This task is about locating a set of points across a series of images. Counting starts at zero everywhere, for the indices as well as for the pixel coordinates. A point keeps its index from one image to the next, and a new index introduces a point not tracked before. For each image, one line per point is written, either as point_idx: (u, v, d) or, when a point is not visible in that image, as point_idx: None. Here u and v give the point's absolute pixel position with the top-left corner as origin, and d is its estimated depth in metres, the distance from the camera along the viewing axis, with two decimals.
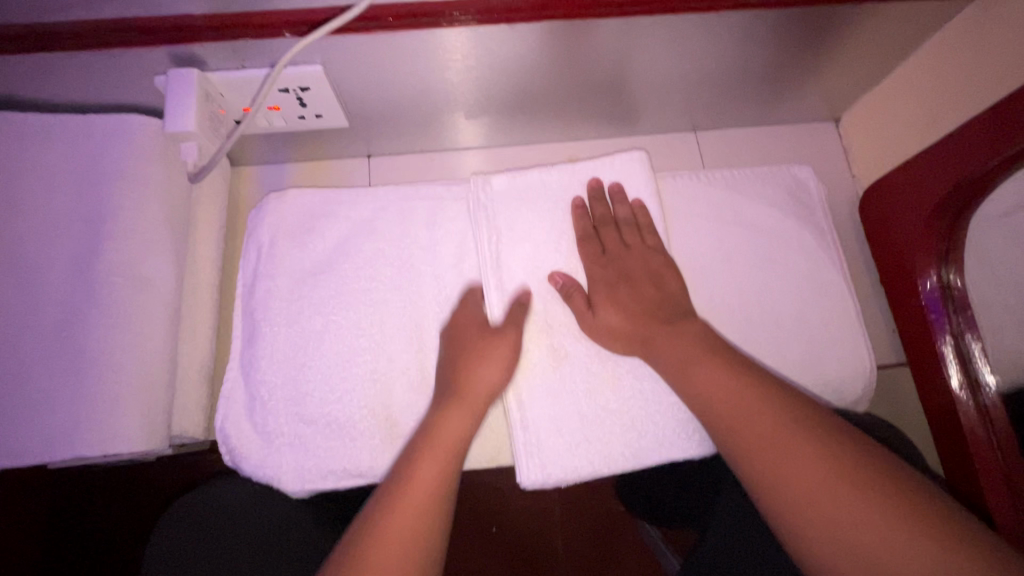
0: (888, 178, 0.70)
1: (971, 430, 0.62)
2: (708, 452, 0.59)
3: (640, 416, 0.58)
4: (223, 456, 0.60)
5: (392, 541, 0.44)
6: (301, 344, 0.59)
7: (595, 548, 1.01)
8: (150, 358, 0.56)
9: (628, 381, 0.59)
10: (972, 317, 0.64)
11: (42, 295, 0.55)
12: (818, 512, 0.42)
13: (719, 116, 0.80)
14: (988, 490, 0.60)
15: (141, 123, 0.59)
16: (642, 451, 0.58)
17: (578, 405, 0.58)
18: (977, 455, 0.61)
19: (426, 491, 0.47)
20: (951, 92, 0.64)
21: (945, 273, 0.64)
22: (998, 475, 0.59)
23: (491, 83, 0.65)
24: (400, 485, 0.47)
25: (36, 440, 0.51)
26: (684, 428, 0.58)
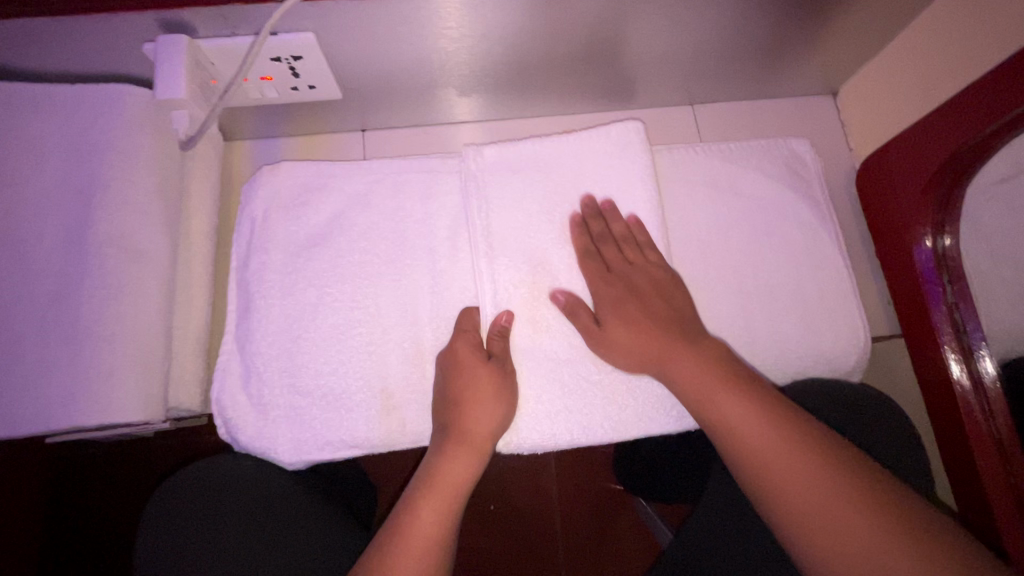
0: (887, 150, 0.69)
1: (965, 400, 0.63)
2: (686, 428, 0.59)
3: (621, 390, 0.59)
4: (219, 430, 0.60)
5: (416, 531, 0.50)
6: (297, 317, 0.59)
7: (589, 522, 1.02)
8: (145, 329, 0.56)
9: None
10: (966, 288, 0.63)
11: (35, 267, 0.54)
12: (787, 492, 0.46)
13: (717, 89, 0.79)
14: (979, 454, 0.62)
15: (132, 93, 0.58)
16: (622, 423, 0.59)
17: (563, 377, 0.59)
18: (971, 426, 0.63)
19: (450, 487, 0.53)
20: (949, 62, 0.64)
21: (941, 241, 0.64)
22: (991, 441, 0.61)
23: (487, 54, 0.64)
24: (427, 482, 0.53)
25: (33, 410, 0.51)
26: (663, 403, 0.59)
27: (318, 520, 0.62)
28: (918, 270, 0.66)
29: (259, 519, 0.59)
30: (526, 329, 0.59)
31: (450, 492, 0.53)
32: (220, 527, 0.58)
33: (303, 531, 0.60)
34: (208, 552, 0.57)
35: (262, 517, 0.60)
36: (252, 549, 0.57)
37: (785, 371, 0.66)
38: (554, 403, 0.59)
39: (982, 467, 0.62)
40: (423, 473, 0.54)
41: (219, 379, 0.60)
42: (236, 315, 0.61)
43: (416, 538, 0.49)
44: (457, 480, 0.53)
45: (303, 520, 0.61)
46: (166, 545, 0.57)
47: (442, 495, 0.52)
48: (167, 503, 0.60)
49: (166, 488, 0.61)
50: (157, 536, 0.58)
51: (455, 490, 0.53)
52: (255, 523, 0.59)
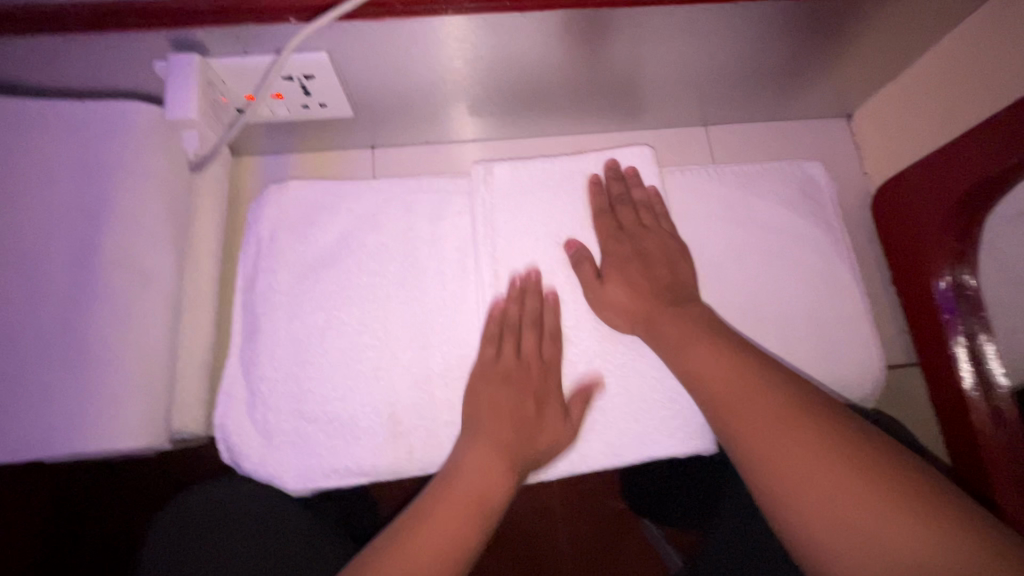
0: (905, 175, 0.68)
1: (984, 432, 0.61)
2: (691, 449, 0.58)
3: (620, 412, 0.58)
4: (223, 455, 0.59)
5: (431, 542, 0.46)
6: (303, 342, 0.58)
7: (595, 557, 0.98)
8: (149, 351, 0.55)
9: (614, 379, 0.58)
10: (986, 320, 0.62)
11: (40, 289, 0.53)
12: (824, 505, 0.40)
13: (731, 110, 0.78)
14: (999, 489, 0.59)
15: (141, 112, 0.57)
16: (622, 448, 0.58)
17: (565, 401, 0.57)
18: (990, 460, 0.60)
19: (470, 496, 0.49)
20: (966, 88, 0.63)
21: (960, 274, 0.63)
22: (1011, 475, 0.58)
23: (497, 74, 0.63)
24: (445, 489, 0.49)
25: (34, 435, 0.50)
26: (667, 423, 0.58)
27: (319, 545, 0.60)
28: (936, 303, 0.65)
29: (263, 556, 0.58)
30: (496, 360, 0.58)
31: (470, 504, 0.48)
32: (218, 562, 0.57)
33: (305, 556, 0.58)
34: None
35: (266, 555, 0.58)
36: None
37: None
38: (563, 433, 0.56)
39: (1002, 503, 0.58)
40: (435, 497, 0.49)
41: (223, 402, 0.58)
42: (241, 338, 0.60)
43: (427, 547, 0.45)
44: (477, 489, 0.49)
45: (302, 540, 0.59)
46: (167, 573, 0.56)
47: (459, 507, 0.48)
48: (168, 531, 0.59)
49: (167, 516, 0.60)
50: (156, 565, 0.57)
51: (475, 499, 0.49)
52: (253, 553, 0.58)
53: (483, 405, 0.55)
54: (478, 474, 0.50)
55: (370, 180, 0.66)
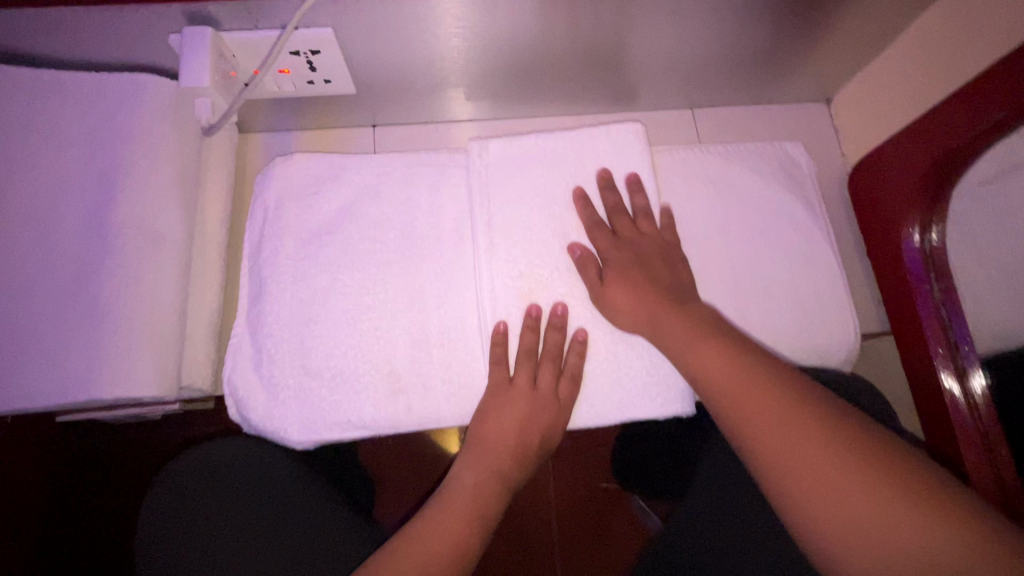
0: (879, 152, 0.72)
1: (952, 397, 0.65)
2: (670, 413, 0.61)
3: (604, 377, 0.61)
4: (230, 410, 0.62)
5: (429, 544, 0.52)
6: (307, 304, 0.61)
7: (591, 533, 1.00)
8: (161, 309, 0.57)
9: (603, 345, 0.61)
10: (950, 281, 0.66)
11: (56, 248, 0.55)
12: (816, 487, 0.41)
13: (716, 94, 0.82)
14: (966, 449, 0.63)
15: (154, 84, 0.59)
16: (605, 408, 0.61)
17: (556, 364, 0.59)
18: (958, 425, 0.65)
19: (466, 503, 0.55)
20: (932, 71, 0.67)
21: (927, 233, 0.67)
22: (977, 436, 0.63)
23: (493, 53, 0.66)
24: (445, 497, 0.56)
25: (53, 383, 0.53)
26: (649, 391, 0.61)
27: (314, 487, 0.65)
28: (906, 267, 0.69)
29: (267, 514, 0.61)
30: (492, 325, 0.60)
31: (466, 513, 0.54)
32: (224, 514, 0.61)
33: (305, 498, 0.63)
34: (213, 545, 0.59)
35: (268, 512, 0.62)
36: (258, 529, 0.60)
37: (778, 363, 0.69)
38: (557, 390, 0.59)
39: (969, 462, 0.63)
40: (434, 508, 0.55)
41: (231, 359, 0.61)
42: (249, 301, 0.63)
43: (426, 547, 0.51)
44: (473, 498, 0.55)
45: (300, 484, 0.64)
46: (174, 522, 0.60)
47: (456, 513, 0.54)
48: (174, 483, 0.62)
49: (174, 469, 0.63)
50: (165, 514, 0.61)
51: (472, 509, 0.55)
52: (255, 501, 0.62)
53: (492, 417, 0.59)
54: (476, 492, 0.56)
55: (372, 155, 0.69)
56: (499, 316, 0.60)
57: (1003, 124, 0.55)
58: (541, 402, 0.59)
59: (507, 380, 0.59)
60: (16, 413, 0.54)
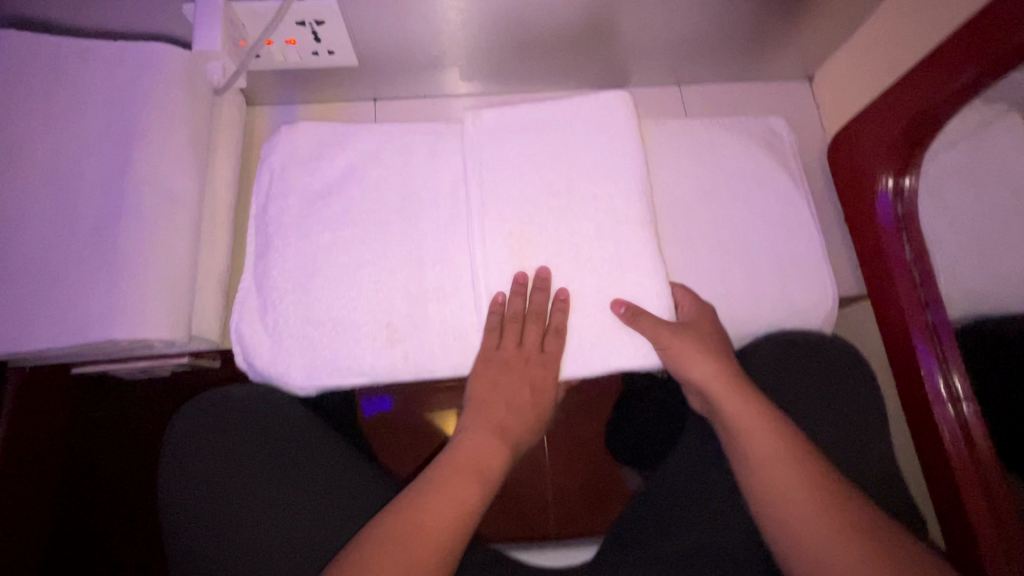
0: (854, 123, 0.76)
1: (931, 377, 0.68)
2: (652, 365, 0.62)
3: (587, 326, 0.62)
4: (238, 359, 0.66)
5: (438, 505, 0.57)
6: (309, 260, 0.64)
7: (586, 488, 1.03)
8: (174, 260, 0.61)
9: (589, 297, 0.63)
10: (917, 234, 0.70)
11: (79, 202, 0.59)
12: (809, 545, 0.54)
13: (704, 71, 0.85)
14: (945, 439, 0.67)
15: (169, 51, 0.63)
16: (589, 358, 0.62)
17: (544, 316, 0.62)
18: (936, 411, 0.68)
19: (471, 464, 0.60)
20: (902, 44, 0.70)
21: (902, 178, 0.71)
22: (956, 424, 0.66)
23: (489, 26, 0.70)
24: (451, 457, 0.61)
25: (76, 325, 0.57)
26: (631, 342, 0.62)
27: (311, 429, 0.71)
28: (879, 223, 0.73)
29: (274, 457, 0.68)
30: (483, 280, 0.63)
31: (471, 470, 0.60)
32: (235, 468, 0.66)
33: (304, 442, 0.69)
34: (231, 497, 0.65)
35: (275, 456, 0.68)
36: (269, 480, 0.66)
37: (758, 322, 0.72)
38: (545, 340, 0.63)
39: (950, 452, 0.67)
40: (441, 469, 0.60)
41: (238, 310, 0.65)
42: (255, 257, 0.66)
43: (436, 505, 0.57)
44: (476, 458, 0.61)
45: (297, 429, 0.70)
46: (190, 461, 0.67)
47: (462, 474, 0.59)
48: (190, 425, 0.69)
49: (190, 412, 0.70)
50: (182, 452, 0.67)
51: (475, 470, 0.60)
52: (261, 452, 0.68)
53: (491, 381, 0.64)
54: (476, 455, 0.61)
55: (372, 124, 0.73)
56: (490, 271, 0.63)
57: (969, 86, 0.59)
58: (537, 359, 0.63)
59: (497, 329, 0.63)
60: (39, 353, 0.58)
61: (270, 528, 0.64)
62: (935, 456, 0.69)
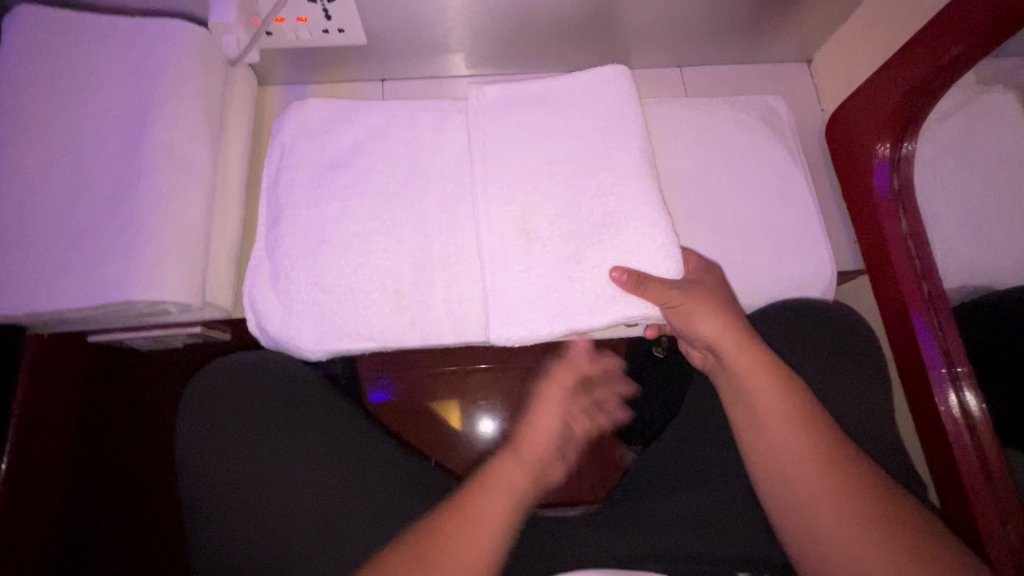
0: (851, 100, 0.78)
1: (930, 355, 0.69)
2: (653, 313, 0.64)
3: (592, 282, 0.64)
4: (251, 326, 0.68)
5: (465, 543, 0.50)
6: (318, 227, 0.66)
7: (588, 451, 1.04)
8: (190, 226, 0.62)
9: (594, 259, 0.64)
10: (913, 202, 0.71)
11: (100, 170, 0.62)
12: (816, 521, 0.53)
13: (704, 53, 0.87)
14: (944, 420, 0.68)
15: (186, 27, 0.65)
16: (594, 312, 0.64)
17: (547, 279, 0.64)
18: (935, 392, 0.69)
19: (498, 504, 0.54)
20: (895, 22, 0.72)
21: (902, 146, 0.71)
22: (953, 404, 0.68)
23: (494, 5, 0.72)
24: (472, 495, 0.54)
25: (96, 287, 0.58)
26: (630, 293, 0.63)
27: (321, 409, 0.71)
28: (876, 194, 0.74)
29: (287, 423, 0.69)
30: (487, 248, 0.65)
31: (496, 521, 0.52)
32: (250, 455, 0.66)
33: (313, 421, 0.70)
34: (253, 485, 0.65)
35: (289, 421, 0.69)
36: (286, 464, 0.66)
37: (758, 293, 0.73)
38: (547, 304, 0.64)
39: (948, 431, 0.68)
40: (456, 507, 0.53)
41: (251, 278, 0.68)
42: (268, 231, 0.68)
43: (461, 539, 0.51)
44: (503, 511, 0.53)
45: (306, 410, 0.70)
46: (206, 425, 0.68)
47: (487, 523, 0.52)
48: (205, 389, 0.71)
49: (205, 377, 0.71)
50: (198, 416, 0.69)
51: (498, 519, 0.53)
52: (274, 435, 0.68)
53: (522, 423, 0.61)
54: (500, 499, 0.54)
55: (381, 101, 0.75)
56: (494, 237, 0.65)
57: (962, 57, 0.61)
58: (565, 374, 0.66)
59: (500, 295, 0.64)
60: (60, 315, 0.60)
61: (297, 511, 0.64)
62: (933, 424, 0.70)
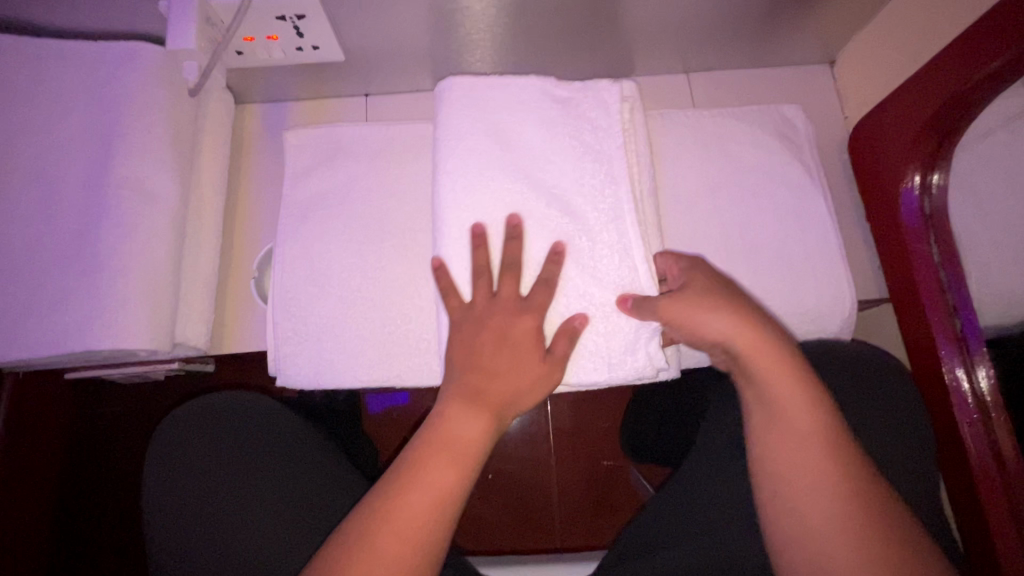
0: (878, 111, 0.70)
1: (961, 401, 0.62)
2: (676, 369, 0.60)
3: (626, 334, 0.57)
4: (475, 155, 0.59)
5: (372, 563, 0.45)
6: (509, 104, 0.61)
7: (590, 479, 1.02)
8: (155, 266, 0.59)
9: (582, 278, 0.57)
10: (949, 234, 0.64)
11: (59, 208, 0.59)
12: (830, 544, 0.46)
13: (713, 57, 0.80)
14: (982, 481, 0.61)
15: (146, 49, 0.61)
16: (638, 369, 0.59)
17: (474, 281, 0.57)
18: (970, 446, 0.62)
19: (418, 517, 0.46)
20: (928, 24, 0.64)
21: (929, 175, 0.64)
22: (992, 460, 0.60)
23: (480, 16, 0.66)
24: (392, 491, 0.47)
25: (57, 333, 0.56)
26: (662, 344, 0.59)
27: (280, 430, 0.69)
28: (903, 220, 0.67)
29: (260, 456, 0.67)
30: (449, 232, 0.58)
31: (412, 537, 0.46)
32: (212, 481, 0.65)
33: (281, 449, 0.67)
34: (214, 503, 0.64)
35: (262, 454, 0.67)
36: (259, 491, 0.64)
37: None
38: (484, 313, 0.55)
39: (985, 494, 0.60)
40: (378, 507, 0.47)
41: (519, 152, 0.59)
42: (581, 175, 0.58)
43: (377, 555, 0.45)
44: (421, 522, 0.46)
45: (278, 439, 0.68)
46: (174, 470, 0.66)
47: (392, 541, 0.45)
48: (171, 433, 0.68)
49: (171, 421, 0.69)
50: (166, 461, 0.66)
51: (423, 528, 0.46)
52: (240, 463, 0.66)
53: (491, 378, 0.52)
54: (428, 493, 0.47)
55: (368, 131, 0.73)
56: (480, 209, 0.58)
57: (1004, 71, 0.52)
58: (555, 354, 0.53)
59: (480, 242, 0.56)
60: (21, 359, 0.57)
61: (267, 537, 0.62)
62: (963, 479, 0.63)
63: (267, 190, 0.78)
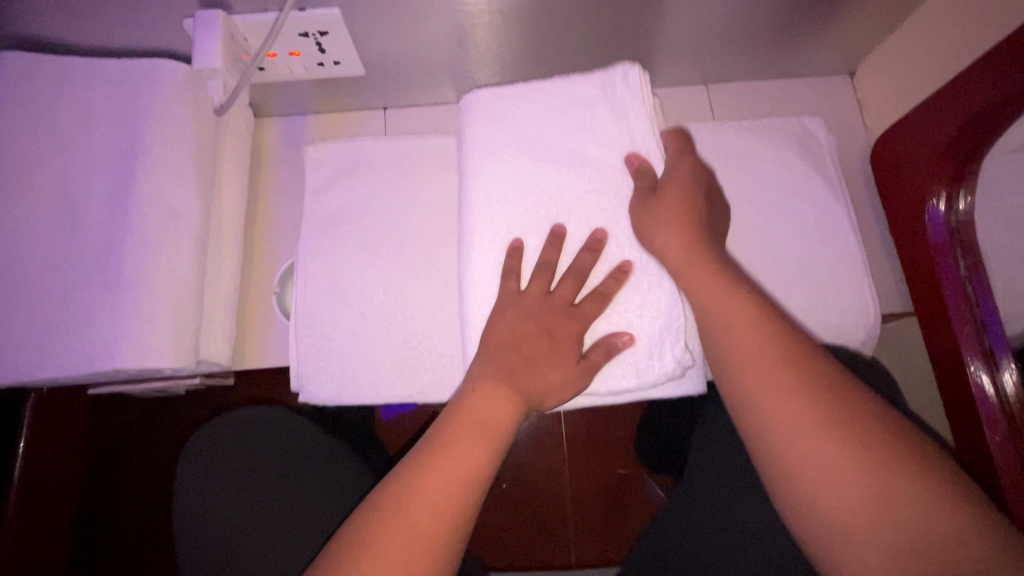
0: (903, 122, 0.69)
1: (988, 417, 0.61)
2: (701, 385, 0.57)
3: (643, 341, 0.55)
4: (502, 161, 0.59)
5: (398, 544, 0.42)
6: (535, 112, 0.60)
7: (602, 489, 1.01)
8: (178, 282, 0.59)
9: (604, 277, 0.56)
10: (976, 250, 0.63)
11: (84, 225, 0.59)
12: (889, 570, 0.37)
13: (733, 68, 0.79)
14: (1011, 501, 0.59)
15: (172, 67, 0.61)
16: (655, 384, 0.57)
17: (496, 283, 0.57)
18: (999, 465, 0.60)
19: (449, 500, 0.44)
20: (955, 37, 0.63)
21: (955, 191, 0.64)
22: None
23: (502, 30, 0.66)
24: (423, 469, 0.46)
25: (82, 349, 0.56)
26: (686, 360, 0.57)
27: (308, 437, 0.70)
28: (930, 235, 0.66)
29: (287, 460, 0.67)
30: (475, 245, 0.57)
31: (442, 519, 0.44)
32: (240, 480, 0.66)
33: (308, 454, 0.68)
34: (230, 501, 0.65)
35: (290, 458, 0.67)
36: (284, 493, 0.65)
37: None
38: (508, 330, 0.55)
39: None
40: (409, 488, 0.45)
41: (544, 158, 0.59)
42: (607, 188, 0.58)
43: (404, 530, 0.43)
44: (449, 502, 0.44)
45: (307, 445, 0.69)
46: (205, 470, 0.67)
47: (421, 518, 0.43)
48: (207, 435, 0.69)
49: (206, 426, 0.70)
50: (198, 462, 0.67)
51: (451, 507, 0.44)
52: (268, 466, 0.67)
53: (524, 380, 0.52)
54: (459, 470, 0.46)
55: (385, 145, 0.72)
56: (506, 221, 0.57)
57: None
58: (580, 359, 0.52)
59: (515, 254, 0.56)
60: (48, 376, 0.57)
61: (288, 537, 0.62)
62: None
63: (284, 205, 0.78)
